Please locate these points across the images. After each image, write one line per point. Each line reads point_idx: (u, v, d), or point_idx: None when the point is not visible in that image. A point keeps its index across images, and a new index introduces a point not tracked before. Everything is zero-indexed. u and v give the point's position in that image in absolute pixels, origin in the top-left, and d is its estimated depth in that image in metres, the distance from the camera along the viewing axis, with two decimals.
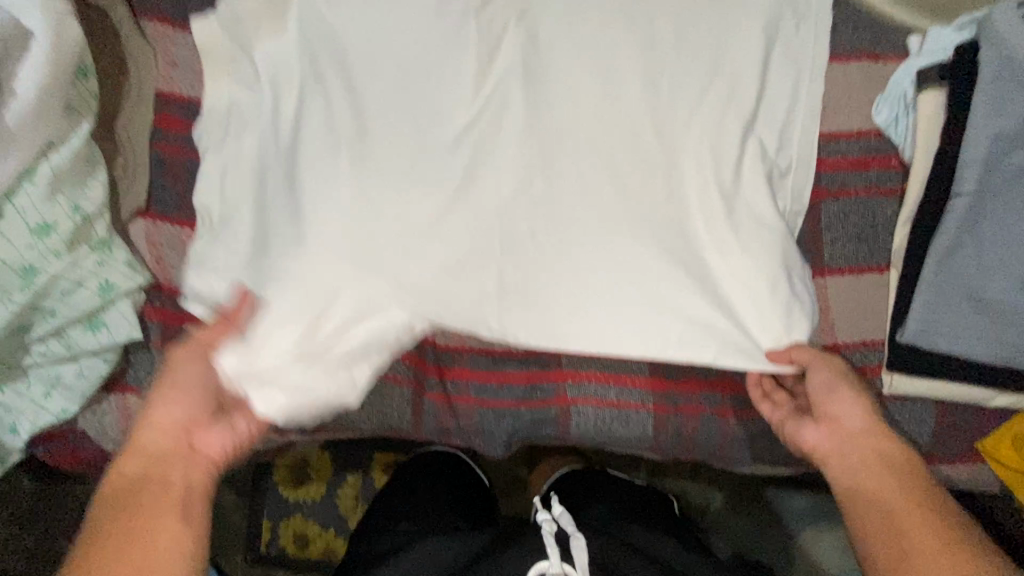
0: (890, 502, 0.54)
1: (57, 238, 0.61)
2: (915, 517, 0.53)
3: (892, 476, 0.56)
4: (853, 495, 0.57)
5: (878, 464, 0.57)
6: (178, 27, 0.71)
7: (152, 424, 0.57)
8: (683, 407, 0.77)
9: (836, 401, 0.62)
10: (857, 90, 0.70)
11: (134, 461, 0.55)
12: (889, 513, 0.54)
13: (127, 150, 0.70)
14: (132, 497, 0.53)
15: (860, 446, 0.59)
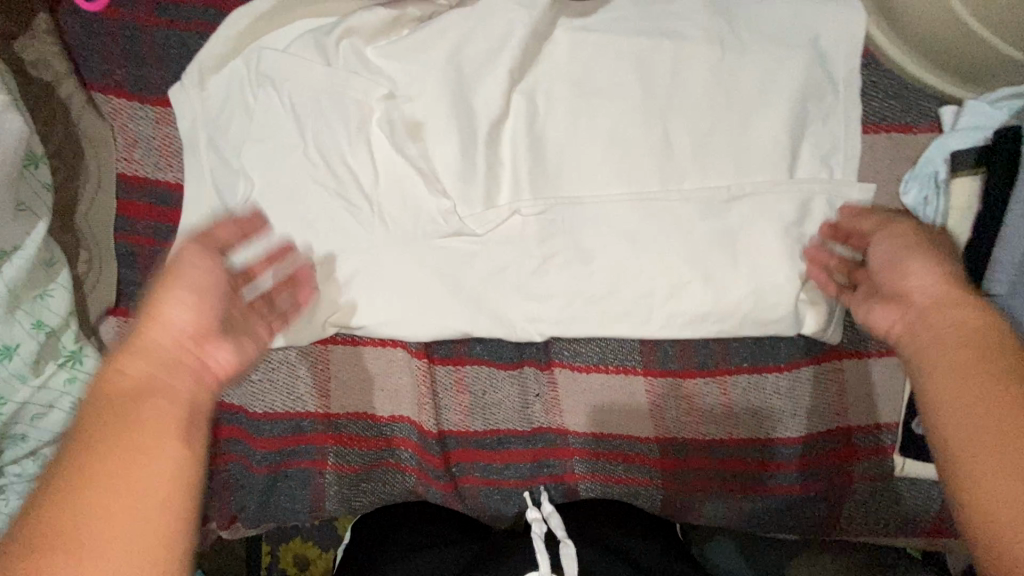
0: (953, 341, 0.43)
1: (20, 361, 0.56)
2: (989, 348, 0.41)
3: (974, 327, 0.43)
4: (931, 336, 0.45)
5: (959, 316, 0.45)
6: (135, 99, 0.63)
7: (155, 325, 0.45)
8: (693, 483, 0.75)
9: (908, 270, 0.50)
10: (884, 165, 0.66)
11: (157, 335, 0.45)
12: (973, 358, 0.41)
13: (90, 243, 0.63)
14: (129, 429, 0.40)
15: (935, 314, 0.46)
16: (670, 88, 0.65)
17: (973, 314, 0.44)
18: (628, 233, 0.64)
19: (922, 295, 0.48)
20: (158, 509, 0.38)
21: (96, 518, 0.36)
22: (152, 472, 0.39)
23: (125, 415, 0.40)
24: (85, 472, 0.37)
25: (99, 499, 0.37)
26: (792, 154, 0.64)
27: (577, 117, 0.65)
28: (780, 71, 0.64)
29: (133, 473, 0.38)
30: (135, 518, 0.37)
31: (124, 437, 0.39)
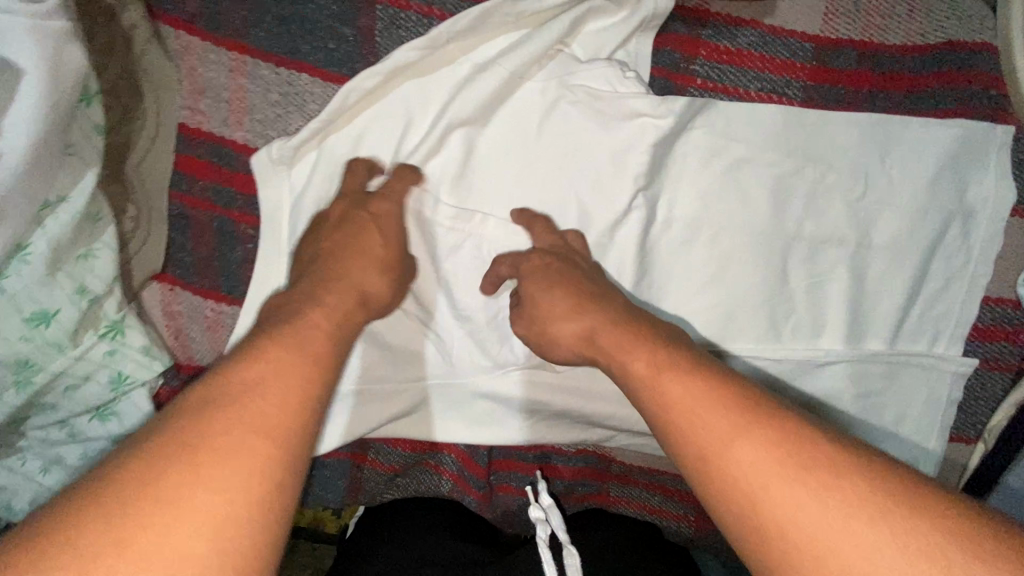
0: (729, 429, 0.36)
1: (58, 329, 0.50)
2: (754, 424, 0.35)
3: (669, 370, 0.41)
4: (681, 413, 0.38)
5: (693, 386, 0.39)
6: (207, 39, 0.54)
7: (366, 235, 0.52)
8: (724, 526, 0.75)
9: (630, 353, 0.45)
10: (1010, 252, 0.61)
11: (333, 296, 0.46)
12: (715, 452, 0.36)
13: (140, 198, 0.55)
14: (298, 343, 0.39)
15: (655, 365, 0.43)
16: (808, 125, 0.58)
17: (696, 367, 0.41)
18: (732, 278, 0.61)
19: (635, 363, 0.44)
20: (279, 417, 0.34)
21: (226, 427, 0.32)
22: (303, 384, 0.36)
23: (295, 337, 0.40)
24: (231, 380, 0.34)
25: (236, 405, 0.33)
26: (919, 222, 0.60)
27: (699, 142, 0.59)
28: (926, 133, 0.58)
29: (237, 420, 0.32)
30: (259, 421, 0.33)
31: (286, 361, 0.37)
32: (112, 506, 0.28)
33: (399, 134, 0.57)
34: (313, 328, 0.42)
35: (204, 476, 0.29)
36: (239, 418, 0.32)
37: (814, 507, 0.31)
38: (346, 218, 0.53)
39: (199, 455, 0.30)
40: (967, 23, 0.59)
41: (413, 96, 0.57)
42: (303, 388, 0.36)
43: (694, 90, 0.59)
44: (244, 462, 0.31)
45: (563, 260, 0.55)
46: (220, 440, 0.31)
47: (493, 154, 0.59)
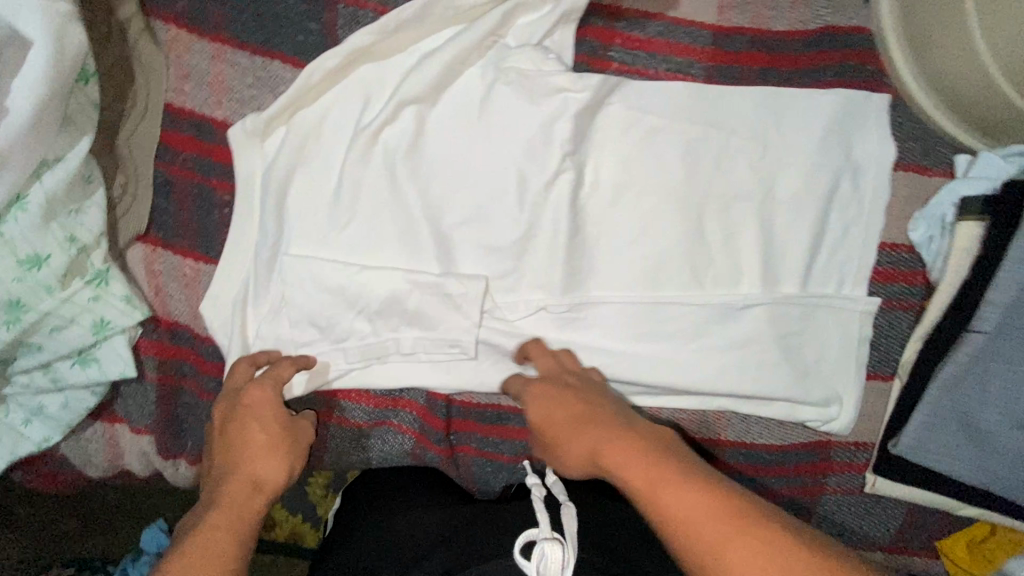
0: (736, 552, 0.40)
1: (48, 272, 0.56)
2: (744, 533, 0.41)
3: (659, 477, 0.46)
4: (688, 512, 0.43)
5: (680, 495, 0.44)
6: (193, 32, 0.63)
7: (244, 460, 0.58)
8: None
9: (627, 456, 0.49)
10: (898, 202, 0.70)
11: (237, 482, 0.56)
12: (715, 539, 0.41)
13: (128, 167, 0.63)
14: (250, 497, 0.56)
15: (631, 464, 0.48)
16: (710, 97, 0.68)
17: (700, 479, 0.45)
18: (657, 231, 0.69)
19: (620, 475, 0.49)
20: (234, 550, 0.50)
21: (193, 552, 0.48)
22: (240, 528, 0.52)
23: (234, 502, 0.54)
24: (176, 561, 0.47)
25: (200, 550, 0.49)
26: (816, 177, 0.68)
27: (619, 113, 0.68)
28: (814, 101, 0.68)
29: (202, 545, 0.49)
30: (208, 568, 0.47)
31: (234, 501, 0.54)
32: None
33: (359, 110, 0.66)
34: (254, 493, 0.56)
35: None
36: (201, 561, 0.48)
37: None
38: (244, 413, 0.61)
39: (179, 568, 0.47)
40: (843, 12, 0.70)
41: (371, 79, 0.66)
42: (244, 525, 0.52)
43: (612, 71, 0.69)
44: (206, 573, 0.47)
45: (563, 404, 0.59)
46: None
47: (441, 127, 0.67)
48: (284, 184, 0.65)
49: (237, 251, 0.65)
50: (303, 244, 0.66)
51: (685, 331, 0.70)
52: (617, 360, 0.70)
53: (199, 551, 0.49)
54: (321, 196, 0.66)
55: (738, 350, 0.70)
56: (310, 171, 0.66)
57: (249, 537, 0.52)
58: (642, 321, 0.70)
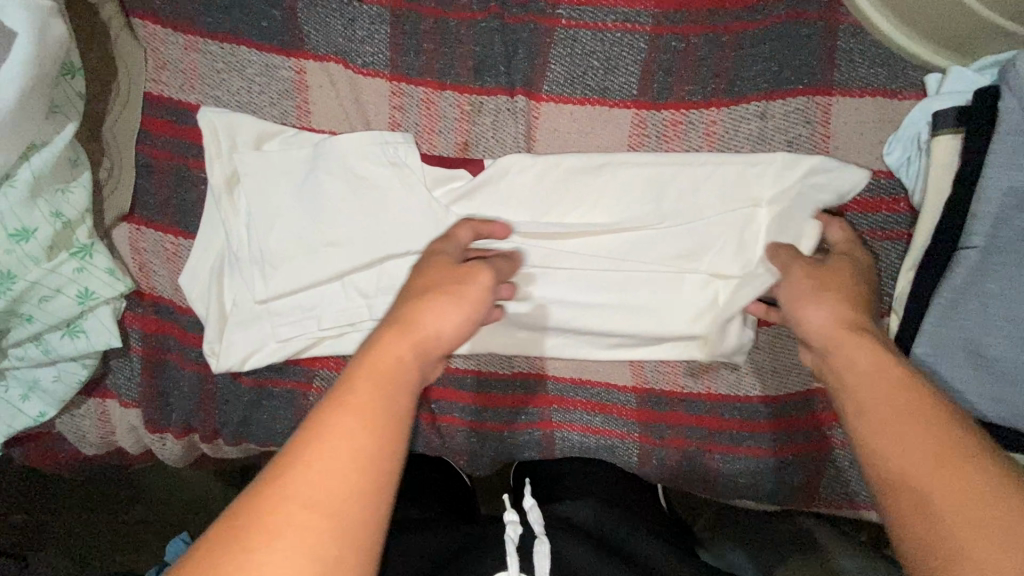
0: (923, 467, 0.40)
1: (35, 244, 0.60)
2: (975, 459, 0.39)
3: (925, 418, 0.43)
4: (892, 414, 0.44)
5: (930, 420, 0.42)
6: (168, 26, 0.69)
7: (416, 320, 0.52)
8: (670, 440, 0.74)
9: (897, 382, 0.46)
10: (869, 129, 0.68)
11: (413, 337, 0.50)
12: (892, 438, 0.43)
13: (112, 153, 0.68)
14: (389, 392, 0.46)
15: (863, 384, 0.47)
16: (659, 46, 0.69)
17: (913, 406, 0.44)
18: (620, 177, 0.69)
19: (847, 399, 0.48)
20: (377, 449, 0.43)
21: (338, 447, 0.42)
22: (392, 390, 0.46)
23: (379, 369, 0.47)
24: (342, 414, 0.43)
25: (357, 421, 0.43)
26: (773, 112, 0.69)
27: (568, 63, 0.70)
28: (762, 40, 0.69)
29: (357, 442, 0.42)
30: (348, 478, 0.41)
31: (384, 385, 0.46)
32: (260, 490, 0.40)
33: (320, 85, 0.70)
34: (394, 364, 0.48)
35: (293, 484, 0.40)
36: (340, 440, 0.42)
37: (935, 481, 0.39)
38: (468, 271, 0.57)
39: (309, 482, 0.40)
40: None
41: (332, 60, 0.70)
42: (395, 427, 0.44)
43: (560, 29, 0.70)
44: (364, 456, 0.42)
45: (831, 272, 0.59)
46: (308, 471, 0.40)
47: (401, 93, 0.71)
48: (249, 159, 0.68)
49: (205, 226, 0.69)
50: (274, 215, 0.68)
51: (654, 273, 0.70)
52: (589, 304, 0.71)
53: (341, 440, 0.42)
54: (284, 168, 0.68)
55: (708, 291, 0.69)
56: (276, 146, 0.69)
57: (403, 415, 0.45)
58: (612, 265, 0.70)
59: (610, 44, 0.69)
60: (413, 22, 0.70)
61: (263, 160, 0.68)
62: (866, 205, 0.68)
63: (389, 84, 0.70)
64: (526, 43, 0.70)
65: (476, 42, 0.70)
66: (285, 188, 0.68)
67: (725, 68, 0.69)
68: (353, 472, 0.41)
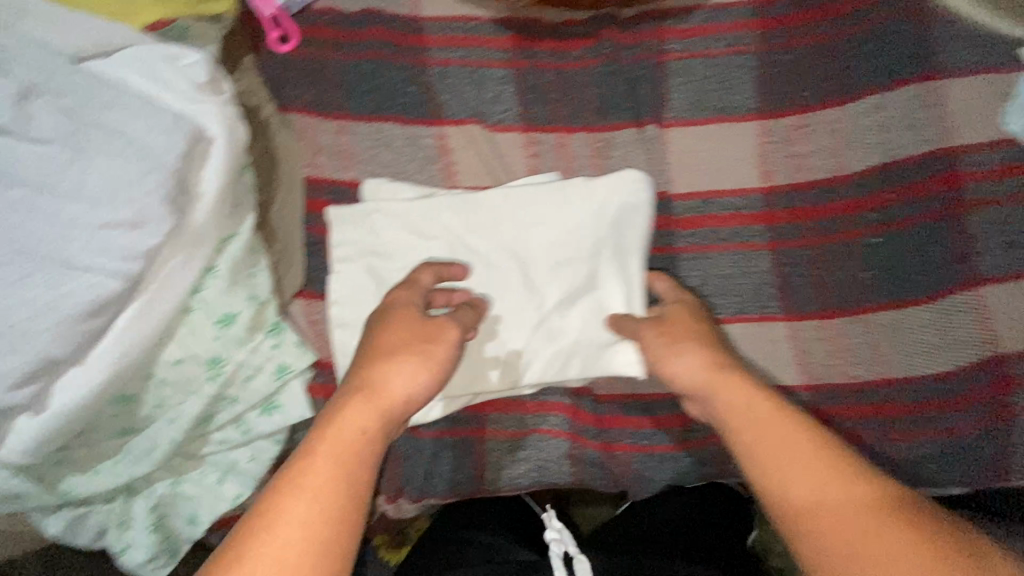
0: (832, 512, 0.45)
1: (240, 327, 0.64)
2: (881, 516, 0.44)
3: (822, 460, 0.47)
4: (774, 468, 0.48)
5: (814, 475, 0.47)
6: (320, 116, 0.75)
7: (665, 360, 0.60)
8: (852, 437, 0.72)
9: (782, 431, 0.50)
10: (985, 104, 0.71)
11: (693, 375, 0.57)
12: (808, 516, 0.45)
13: (280, 236, 0.72)
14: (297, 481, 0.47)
15: (751, 425, 0.51)
16: (771, 62, 0.74)
17: (820, 449, 0.48)
18: (750, 185, 0.73)
19: (737, 433, 0.52)
20: (326, 533, 0.45)
21: (285, 535, 0.44)
22: (350, 463, 0.48)
23: (340, 439, 0.49)
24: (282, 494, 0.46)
25: (294, 499, 0.46)
26: (890, 102, 0.72)
27: (686, 90, 0.75)
28: (865, 41, 0.73)
29: (320, 512, 0.45)
30: (297, 560, 0.43)
31: (338, 462, 0.48)
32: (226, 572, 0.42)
33: (462, 146, 0.75)
34: (357, 441, 0.50)
35: (250, 564, 0.43)
36: (294, 525, 0.44)
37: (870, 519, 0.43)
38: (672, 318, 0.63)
39: (267, 562, 0.43)
40: None
41: (471, 121, 0.75)
42: (348, 506, 0.47)
43: (673, 61, 0.75)
44: (308, 535, 0.44)
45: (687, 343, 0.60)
46: (282, 544, 0.44)
47: (536, 141, 0.75)
48: (404, 220, 0.72)
49: (363, 289, 0.71)
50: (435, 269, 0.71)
51: (805, 269, 0.72)
52: (746, 309, 0.73)
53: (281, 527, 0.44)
54: (434, 225, 0.72)
55: (860, 279, 0.72)
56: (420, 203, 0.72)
57: (350, 488, 0.48)
58: (763, 267, 0.73)
59: (723, 67, 0.75)
60: (537, 77, 0.77)
61: (412, 219, 0.72)
62: (1004, 169, 0.70)
63: (524, 134, 0.75)
64: (646, 79, 0.75)
65: (597, 85, 0.76)
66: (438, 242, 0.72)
67: (835, 70, 0.73)
68: (289, 552, 0.43)
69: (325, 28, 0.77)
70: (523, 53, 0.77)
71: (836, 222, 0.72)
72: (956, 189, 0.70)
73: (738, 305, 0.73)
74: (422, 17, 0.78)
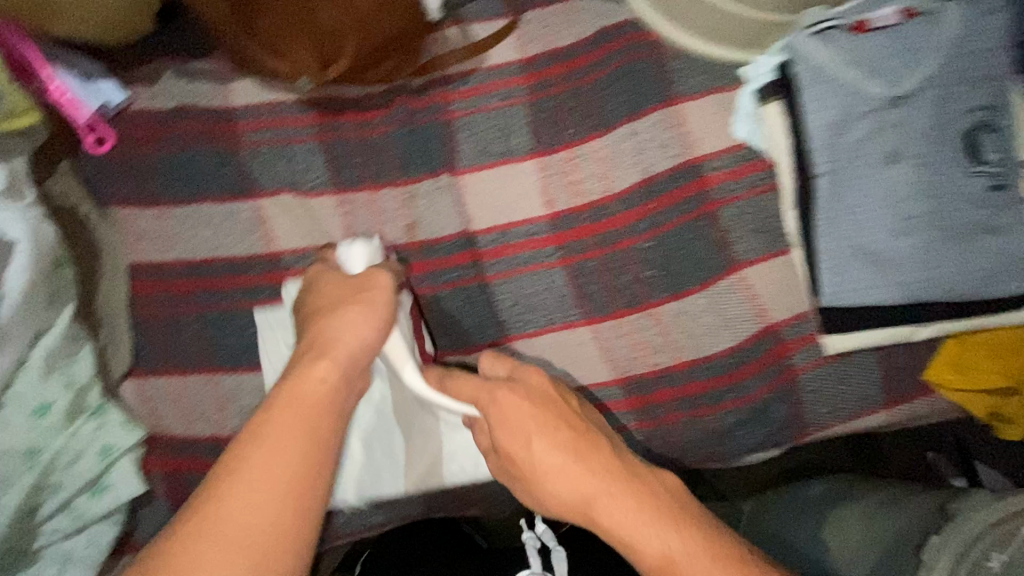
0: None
1: (56, 414, 0.66)
2: (729, 565, 0.52)
3: (675, 526, 0.55)
4: (631, 534, 0.55)
5: (660, 533, 0.54)
6: (140, 206, 0.81)
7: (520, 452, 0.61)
8: (663, 418, 0.82)
9: (622, 510, 0.56)
10: (718, 117, 0.84)
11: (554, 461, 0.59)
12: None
13: (105, 321, 0.76)
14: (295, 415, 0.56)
15: (610, 501, 0.57)
16: (541, 108, 0.87)
17: (671, 514, 0.56)
18: (534, 214, 0.84)
19: (601, 523, 0.56)
20: (296, 481, 0.53)
21: (256, 471, 0.52)
22: (313, 417, 0.57)
23: (309, 400, 0.57)
24: (264, 428, 0.55)
25: (274, 449, 0.54)
26: (641, 128, 0.85)
27: (471, 140, 0.86)
28: (613, 82, 0.87)
29: (281, 466, 0.53)
30: (259, 509, 0.51)
31: (314, 420, 0.57)
32: (201, 508, 0.51)
33: (277, 215, 0.82)
34: (318, 393, 0.58)
35: (223, 503, 0.51)
36: (265, 473, 0.52)
37: (720, 574, 0.52)
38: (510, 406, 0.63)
39: (229, 503, 0.51)
40: (610, 14, 0.90)
41: (283, 191, 0.83)
42: (314, 456, 0.55)
43: (458, 117, 0.87)
44: (282, 482, 0.52)
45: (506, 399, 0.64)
46: (254, 490, 0.51)
47: (346, 201, 0.84)
48: (218, 293, 0.79)
49: (184, 359, 0.77)
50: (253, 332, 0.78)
51: (594, 278, 0.83)
52: (551, 322, 0.83)
53: (247, 481, 0.52)
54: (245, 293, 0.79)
55: (641, 279, 0.82)
56: (233, 274, 0.80)
57: (317, 449, 0.55)
58: (560, 282, 0.83)
59: (500, 118, 0.86)
60: (341, 145, 0.86)
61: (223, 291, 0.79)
62: (740, 169, 0.83)
63: (334, 197, 0.84)
64: (436, 136, 0.86)
65: (395, 145, 0.86)
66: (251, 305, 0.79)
67: (592, 108, 0.86)
68: (268, 486, 0.52)
69: (140, 126, 0.84)
70: (327, 126, 0.86)
71: (612, 234, 0.83)
72: (704, 192, 0.83)
73: (544, 319, 0.83)
74: (232, 104, 0.86)
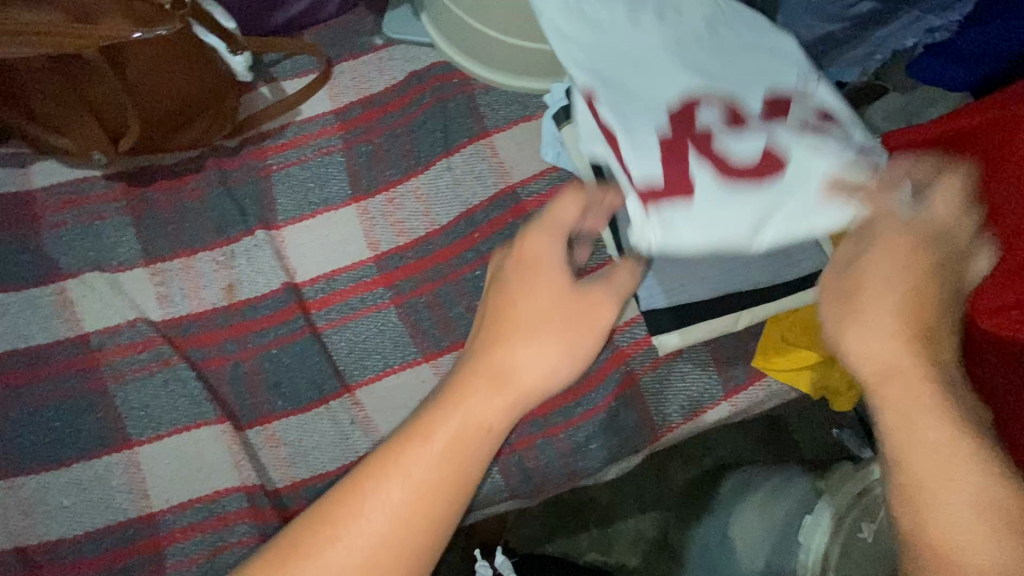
0: (955, 512, 0.43)
1: None
2: (978, 513, 0.43)
3: (945, 447, 0.44)
4: (902, 441, 0.46)
5: (940, 446, 0.44)
6: None
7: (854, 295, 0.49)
8: (518, 443, 0.80)
9: (916, 411, 0.45)
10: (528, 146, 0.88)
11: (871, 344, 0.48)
12: (916, 499, 0.45)
13: None
14: (463, 409, 0.52)
15: (902, 403, 0.46)
16: (357, 154, 0.88)
17: (943, 421, 0.45)
18: (362, 257, 0.83)
19: (899, 432, 0.46)
20: (428, 504, 0.49)
21: (373, 491, 0.49)
22: (464, 441, 0.51)
23: (467, 429, 0.52)
24: (439, 435, 0.51)
25: (435, 441, 0.51)
26: (457, 162, 0.87)
27: (290, 193, 0.85)
28: (426, 120, 0.89)
29: (388, 515, 0.48)
30: (403, 519, 0.48)
31: (469, 431, 0.51)
32: (309, 534, 0.48)
33: (82, 295, 0.78)
34: (486, 416, 0.52)
35: (365, 505, 0.48)
36: (357, 515, 0.48)
37: (953, 507, 0.43)
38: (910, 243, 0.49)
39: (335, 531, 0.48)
40: (417, 60, 0.93)
41: (88, 270, 0.80)
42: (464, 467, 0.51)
43: (274, 172, 0.86)
44: (418, 510, 0.49)
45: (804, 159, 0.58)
46: (339, 520, 0.48)
47: (159, 271, 0.81)
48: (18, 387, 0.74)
49: None
50: (61, 425, 0.73)
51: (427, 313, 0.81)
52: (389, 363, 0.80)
53: (406, 470, 0.49)
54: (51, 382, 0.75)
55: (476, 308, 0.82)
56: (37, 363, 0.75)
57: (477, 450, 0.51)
58: (394, 323, 0.81)
59: (317, 168, 0.87)
60: (152, 214, 0.83)
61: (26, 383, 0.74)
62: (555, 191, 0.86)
63: (147, 268, 0.81)
64: (252, 193, 0.85)
65: (211, 207, 0.84)
66: (57, 394, 0.74)
67: (408, 148, 0.88)
68: (397, 515, 0.48)
69: None
70: (137, 196, 0.84)
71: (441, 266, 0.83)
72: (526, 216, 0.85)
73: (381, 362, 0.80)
74: (32, 186, 0.83)
